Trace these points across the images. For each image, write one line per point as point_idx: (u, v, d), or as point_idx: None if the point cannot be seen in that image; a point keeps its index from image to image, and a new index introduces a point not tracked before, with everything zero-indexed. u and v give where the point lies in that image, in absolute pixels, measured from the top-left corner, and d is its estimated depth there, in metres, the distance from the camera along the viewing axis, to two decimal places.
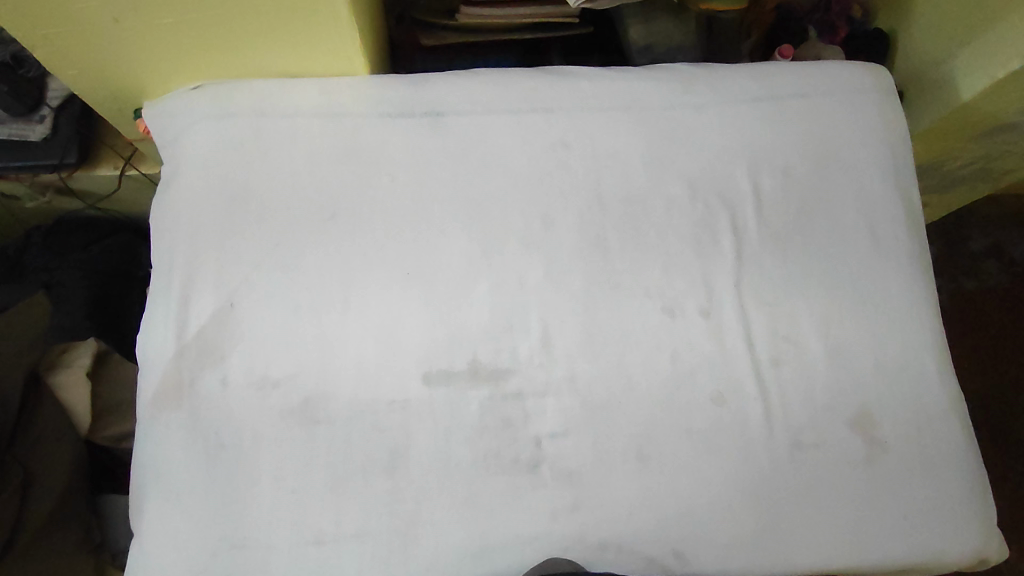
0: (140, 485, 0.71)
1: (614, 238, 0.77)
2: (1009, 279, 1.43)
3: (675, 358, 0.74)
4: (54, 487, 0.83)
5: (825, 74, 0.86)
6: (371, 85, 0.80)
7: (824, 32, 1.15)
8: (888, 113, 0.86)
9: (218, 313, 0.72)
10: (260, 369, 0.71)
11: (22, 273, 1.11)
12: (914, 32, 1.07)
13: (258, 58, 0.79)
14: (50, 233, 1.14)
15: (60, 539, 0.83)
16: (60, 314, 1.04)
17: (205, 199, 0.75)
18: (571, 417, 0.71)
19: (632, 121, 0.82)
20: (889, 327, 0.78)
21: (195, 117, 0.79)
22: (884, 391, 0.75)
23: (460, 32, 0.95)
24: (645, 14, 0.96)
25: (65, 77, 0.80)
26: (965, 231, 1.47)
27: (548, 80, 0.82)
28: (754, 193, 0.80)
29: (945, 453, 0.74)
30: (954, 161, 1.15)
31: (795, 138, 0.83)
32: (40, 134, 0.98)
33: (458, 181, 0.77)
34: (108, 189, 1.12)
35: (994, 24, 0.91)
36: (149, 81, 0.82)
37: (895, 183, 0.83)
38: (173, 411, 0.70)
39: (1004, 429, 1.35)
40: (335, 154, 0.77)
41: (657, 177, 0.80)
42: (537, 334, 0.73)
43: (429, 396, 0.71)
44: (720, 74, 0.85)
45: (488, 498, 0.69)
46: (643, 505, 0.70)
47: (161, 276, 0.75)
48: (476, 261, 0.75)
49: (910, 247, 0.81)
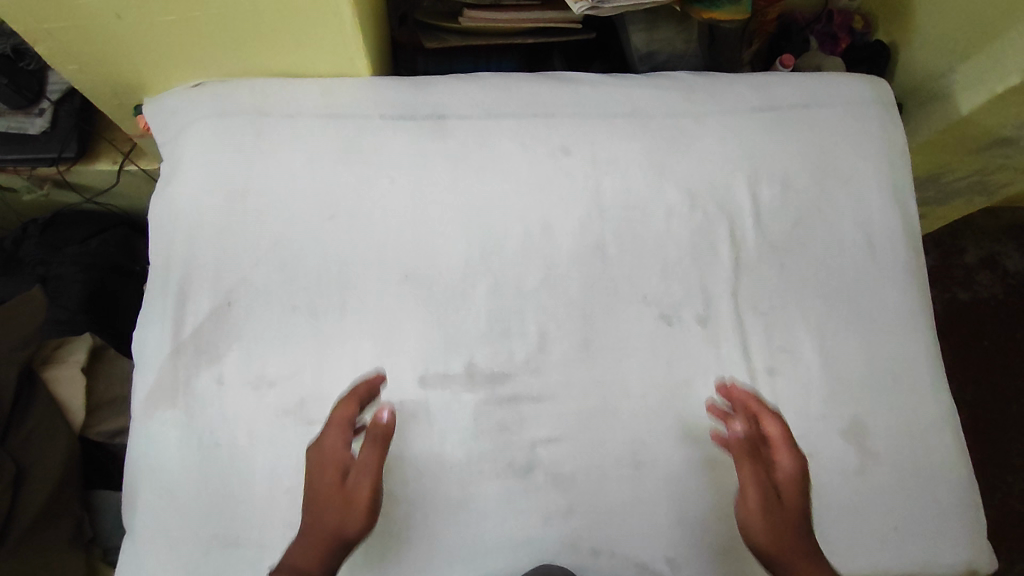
0: (134, 483, 0.70)
1: (613, 243, 0.77)
2: (1003, 290, 1.45)
3: (671, 366, 0.74)
4: (46, 482, 0.82)
5: (824, 85, 0.87)
6: (372, 86, 0.80)
7: (824, 42, 1.15)
8: (887, 127, 0.87)
9: (216, 311, 0.72)
10: (256, 369, 0.71)
11: (16, 267, 1.10)
12: (913, 44, 1.08)
13: (262, 58, 0.79)
14: (47, 226, 1.14)
15: (51, 536, 0.83)
16: (54, 308, 1.03)
17: (204, 197, 0.75)
18: (567, 422, 0.72)
19: (633, 128, 0.82)
20: (884, 340, 0.78)
21: (196, 115, 0.78)
22: (877, 402, 0.76)
23: (463, 34, 0.95)
24: (650, 21, 0.95)
25: (65, 72, 0.79)
26: (960, 243, 1.48)
27: (550, 86, 0.83)
28: (753, 203, 0.81)
29: (936, 464, 0.75)
30: (951, 174, 1.15)
31: (795, 148, 0.83)
32: (40, 127, 0.98)
33: (458, 184, 0.77)
34: (107, 184, 1.12)
35: (994, 39, 0.92)
36: (150, 77, 0.81)
37: (893, 195, 0.84)
38: (168, 409, 0.70)
39: (994, 440, 1.35)
40: (336, 154, 0.77)
41: (656, 184, 0.80)
42: (534, 339, 0.74)
43: (425, 399, 0.71)
44: (720, 83, 0.86)
45: (482, 502, 0.69)
46: (637, 510, 0.70)
47: (159, 273, 0.75)
48: (475, 264, 0.75)
49: (905, 259, 0.82)
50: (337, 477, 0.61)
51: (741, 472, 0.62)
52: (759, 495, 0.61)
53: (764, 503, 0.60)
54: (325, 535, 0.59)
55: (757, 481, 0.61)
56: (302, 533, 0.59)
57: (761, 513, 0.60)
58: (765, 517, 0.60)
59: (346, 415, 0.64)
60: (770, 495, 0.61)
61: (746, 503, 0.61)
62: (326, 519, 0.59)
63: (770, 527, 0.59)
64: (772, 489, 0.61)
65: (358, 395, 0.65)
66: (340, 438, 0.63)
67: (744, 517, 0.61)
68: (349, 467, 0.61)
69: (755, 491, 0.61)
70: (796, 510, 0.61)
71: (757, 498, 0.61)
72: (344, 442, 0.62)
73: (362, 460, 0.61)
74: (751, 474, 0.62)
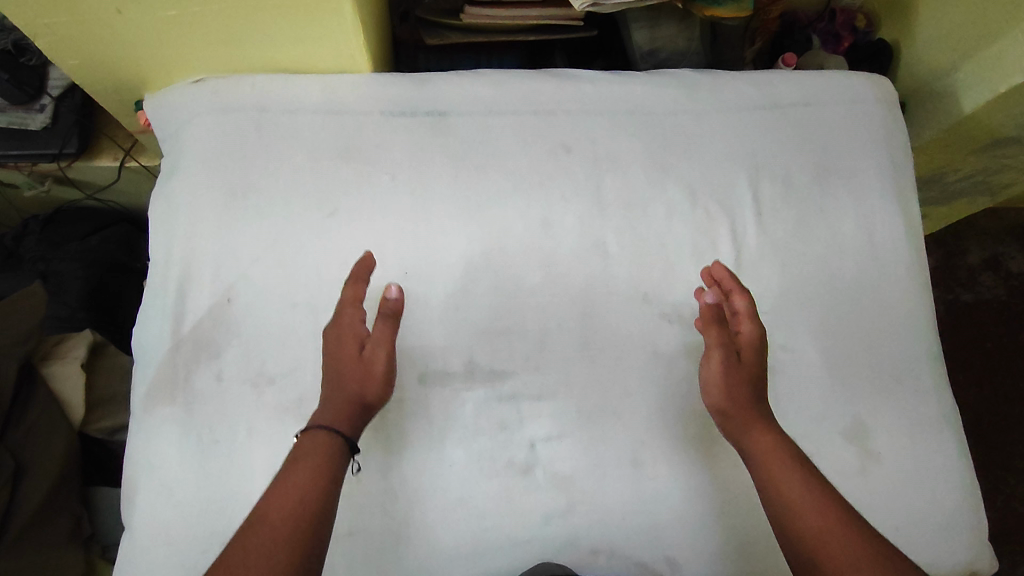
0: (132, 479, 0.70)
1: (614, 241, 0.77)
2: (1006, 291, 1.44)
3: (672, 364, 0.74)
4: (45, 478, 0.82)
5: (826, 83, 0.87)
6: (373, 82, 0.80)
7: (827, 41, 1.14)
8: (890, 126, 0.87)
9: (215, 308, 0.72)
10: (257, 365, 0.71)
11: (17, 263, 1.10)
12: (916, 42, 1.07)
13: (263, 54, 0.79)
14: (48, 223, 1.14)
15: (50, 532, 0.82)
16: (55, 304, 1.03)
17: (204, 194, 0.75)
18: (567, 420, 0.71)
19: (634, 126, 0.82)
20: (885, 339, 0.78)
21: (196, 111, 0.78)
22: (878, 402, 0.76)
23: (465, 30, 0.95)
24: (652, 18, 0.94)
25: (66, 67, 0.79)
26: (963, 243, 1.48)
27: (552, 83, 0.82)
28: (755, 201, 0.81)
29: (938, 464, 0.75)
30: (954, 174, 1.15)
31: (797, 147, 0.83)
32: (40, 123, 0.98)
33: (459, 181, 0.77)
34: (108, 180, 1.12)
35: (998, 38, 0.92)
36: (151, 72, 0.81)
37: (895, 195, 0.84)
38: (167, 405, 0.70)
39: (996, 441, 1.35)
40: (336, 152, 0.77)
41: (658, 182, 0.80)
42: (534, 337, 0.73)
43: (425, 397, 0.71)
44: (722, 81, 0.85)
45: (482, 500, 0.69)
46: (637, 509, 0.70)
47: (158, 269, 0.75)
48: (475, 262, 0.75)
49: (907, 259, 0.82)
50: (357, 347, 0.64)
51: (708, 336, 0.66)
52: (722, 357, 0.65)
53: (725, 366, 0.65)
54: (346, 399, 0.62)
55: (721, 343, 0.66)
56: (330, 396, 0.62)
57: (724, 373, 0.65)
58: (724, 374, 0.65)
59: (355, 292, 0.67)
60: (731, 355, 0.65)
61: (709, 368, 0.66)
62: (350, 385, 0.62)
63: (727, 384, 0.64)
64: (734, 351, 0.66)
65: (359, 276, 0.68)
66: (356, 315, 0.66)
67: (707, 377, 0.66)
68: (366, 339, 0.65)
69: (716, 355, 0.65)
70: (751, 368, 0.66)
71: (721, 359, 0.65)
72: (360, 317, 0.66)
73: (377, 331, 0.64)
74: (713, 339, 0.66)
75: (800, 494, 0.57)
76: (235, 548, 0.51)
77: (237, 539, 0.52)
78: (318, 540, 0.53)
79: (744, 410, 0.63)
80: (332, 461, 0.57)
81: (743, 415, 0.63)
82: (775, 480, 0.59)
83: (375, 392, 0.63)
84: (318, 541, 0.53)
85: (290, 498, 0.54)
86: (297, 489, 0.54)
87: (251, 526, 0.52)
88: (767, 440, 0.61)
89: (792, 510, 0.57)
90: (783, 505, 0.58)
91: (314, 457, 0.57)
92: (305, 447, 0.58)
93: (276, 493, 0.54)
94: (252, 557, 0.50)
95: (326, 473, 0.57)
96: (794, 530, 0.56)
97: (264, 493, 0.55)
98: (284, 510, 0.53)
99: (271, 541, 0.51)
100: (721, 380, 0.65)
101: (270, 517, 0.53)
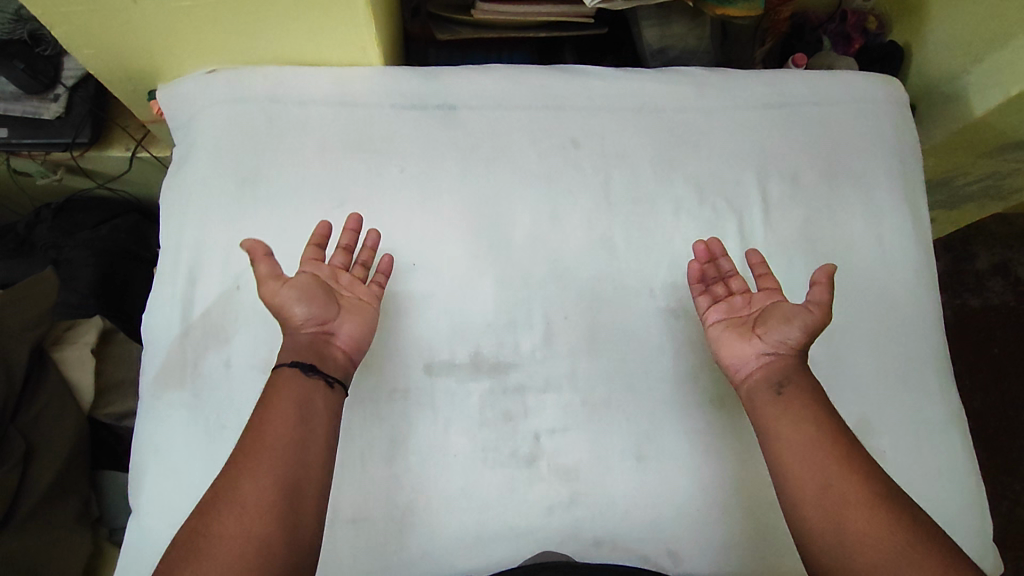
0: (141, 462, 0.71)
1: (621, 236, 0.78)
2: (1014, 297, 1.43)
3: (677, 359, 0.74)
4: (54, 460, 0.83)
5: (836, 82, 0.87)
6: (384, 75, 0.81)
7: (837, 42, 1.13)
8: (898, 127, 0.87)
9: (224, 295, 0.73)
10: (264, 352, 0.71)
11: (29, 250, 1.11)
12: (926, 45, 1.07)
13: (273, 45, 0.80)
14: (61, 211, 1.15)
15: (59, 513, 0.83)
16: (66, 291, 1.04)
17: (216, 183, 0.76)
18: (572, 412, 0.72)
19: (644, 122, 0.82)
20: (891, 339, 0.78)
21: (209, 101, 0.79)
22: (884, 402, 0.76)
23: (475, 27, 0.95)
24: (663, 15, 0.95)
25: (82, 56, 0.80)
26: (971, 248, 1.47)
27: (561, 78, 0.83)
28: (763, 198, 0.81)
29: (944, 464, 0.75)
30: (964, 177, 1.15)
31: (805, 146, 0.83)
32: (55, 112, 0.99)
33: (467, 174, 0.77)
34: (119, 170, 1.13)
35: (1009, 41, 0.92)
36: (165, 62, 0.82)
37: (903, 194, 0.84)
38: (176, 390, 0.71)
39: (1002, 448, 1.34)
40: (347, 143, 0.78)
41: (666, 179, 0.80)
42: (539, 329, 0.74)
43: (430, 386, 0.71)
44: (732, 79, 0.86)
45: (485, 490, 0.69)
46: (640, 502, 0.70)
47: (169, 256, 0.76)
48: (482, 255, 0.75)
49: (915, 259, 0.82)
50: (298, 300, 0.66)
51: (816, 285, 0.64)
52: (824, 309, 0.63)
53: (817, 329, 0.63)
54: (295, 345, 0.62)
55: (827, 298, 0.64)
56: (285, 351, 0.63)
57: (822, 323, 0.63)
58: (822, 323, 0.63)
59: (258, 251, 0.63)
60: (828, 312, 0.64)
61: (801, 319, 0.62)
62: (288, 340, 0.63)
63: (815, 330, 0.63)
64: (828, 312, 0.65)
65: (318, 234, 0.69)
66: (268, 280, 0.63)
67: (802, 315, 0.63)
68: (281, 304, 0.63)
69: (821, 314, 0.63)
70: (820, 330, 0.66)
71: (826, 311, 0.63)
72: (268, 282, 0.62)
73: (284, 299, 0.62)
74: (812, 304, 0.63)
75: (819, 438, 0.58)
76: (224, 487, 0.53)
77: (225, 479, 0.54)
78: (312, 470, 0.56)
79: (799, 366, 0.63)
80: (315, 395, 0.59)
81: (804, 370, 0.63)
82: (795, 429, 0.59)
83: (309, 330, 0.63)
84: (312, 470, 0.56)
85: (277, 432, 0.56)
86: (280, 426, 0.56)
87: (238, 464, 0.54)
88: (791, 387, 0.61)
89: (813, 455, 0.57)
90: (801, 449, 0.58)
91: (294, 392, 0.58)
92: (291, 387, 0.59)
93: (261, 429, 0.56)
94: (250, 492, 0.52)
95: (308, 407, 0.58)
96: (815, 473, 0.56)
97: (246, 431, 0.57)
98: (273, 445, 0.55)
99: (267, 475, 0.53)
100: (806, 336, 0.63)
101: (257, 454, 0.54)
